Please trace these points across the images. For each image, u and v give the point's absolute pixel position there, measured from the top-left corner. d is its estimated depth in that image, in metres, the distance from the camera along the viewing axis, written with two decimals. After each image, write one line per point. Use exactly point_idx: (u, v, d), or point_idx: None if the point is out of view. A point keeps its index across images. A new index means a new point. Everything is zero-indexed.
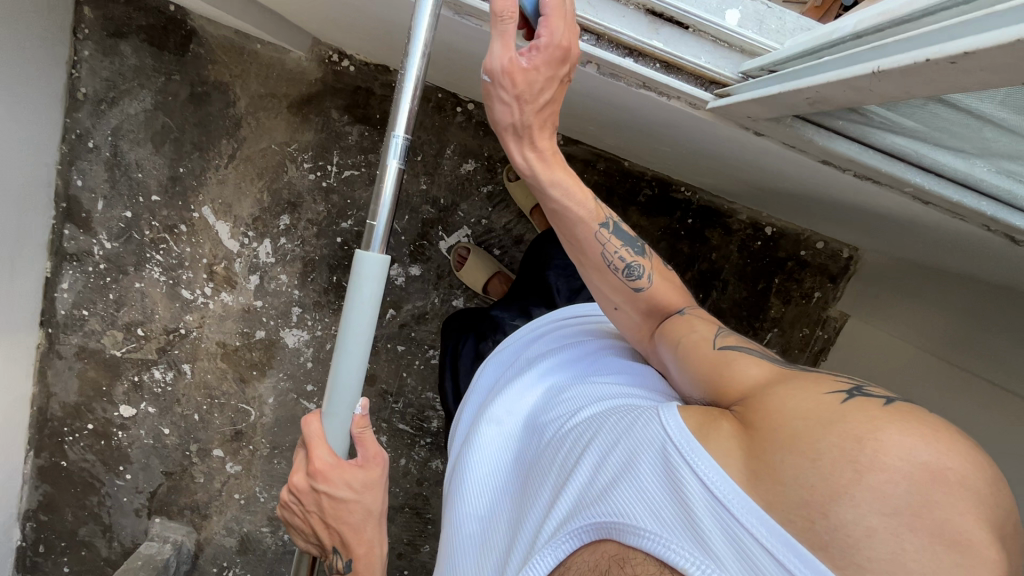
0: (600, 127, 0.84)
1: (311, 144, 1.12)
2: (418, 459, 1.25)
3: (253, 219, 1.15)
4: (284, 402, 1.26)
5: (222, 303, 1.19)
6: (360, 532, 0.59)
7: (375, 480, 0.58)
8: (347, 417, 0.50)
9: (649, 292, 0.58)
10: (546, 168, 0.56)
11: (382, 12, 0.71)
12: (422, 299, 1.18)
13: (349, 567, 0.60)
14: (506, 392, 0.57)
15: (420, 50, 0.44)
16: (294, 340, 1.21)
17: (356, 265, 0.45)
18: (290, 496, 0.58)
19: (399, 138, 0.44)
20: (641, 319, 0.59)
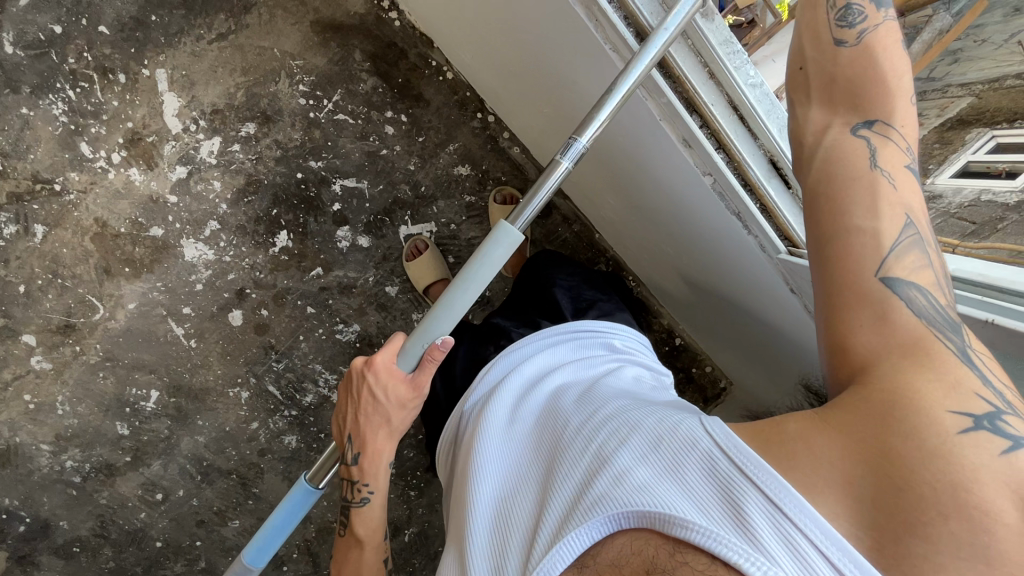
0: (621, 205, 0.91)
1: (318, 70, 1.03)
2: (272, 429, 1.14)
3: (212, 110, 1.02)
4: (145, 314, 1.07)
5: (126, 178, 1.01)
6: (375, 432, 0.61)
7: (407, 396, 0.60)
8: (432, 337, 0.59)
9: (849, 53, 0.50)
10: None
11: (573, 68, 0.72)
12: (357, 271, 1.11)
13: (356, 461, 0.62)
14: (534, 390, 0.60)
15: (625, 90, 0.53)
16: (192, 255, 1.06)
17: (492, 231, 0.55)
18: (338, 395, 0.65)
19: (580, 144, 0.54)
20: (817, 96, 0.52)
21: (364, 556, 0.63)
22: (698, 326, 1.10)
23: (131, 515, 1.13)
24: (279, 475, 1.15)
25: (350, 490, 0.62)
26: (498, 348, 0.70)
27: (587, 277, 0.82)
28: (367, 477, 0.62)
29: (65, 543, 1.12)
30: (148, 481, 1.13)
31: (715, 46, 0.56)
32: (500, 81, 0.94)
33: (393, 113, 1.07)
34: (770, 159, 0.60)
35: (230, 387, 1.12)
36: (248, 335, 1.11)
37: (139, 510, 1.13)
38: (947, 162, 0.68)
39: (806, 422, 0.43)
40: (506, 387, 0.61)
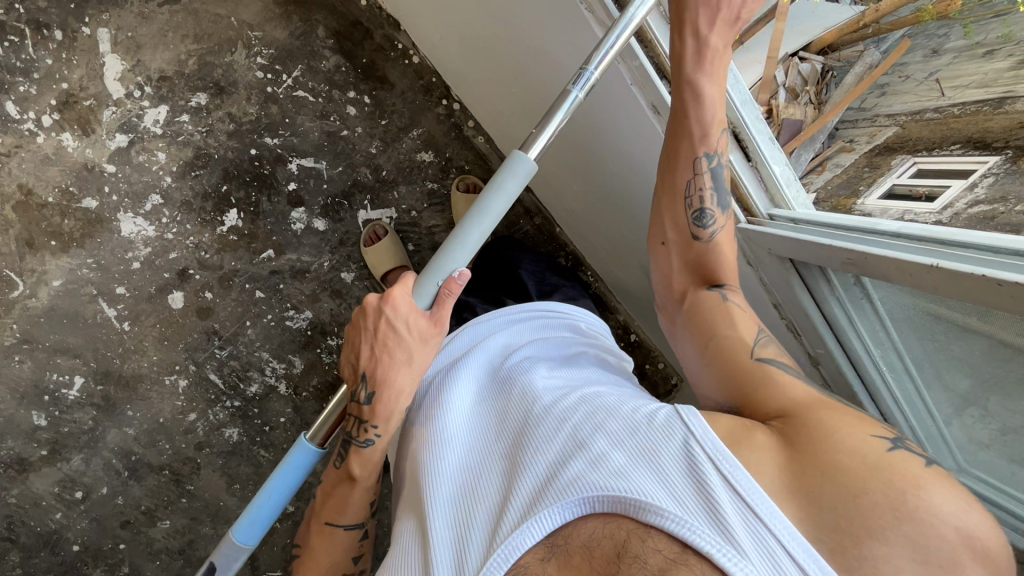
0: (583, 192, 0.94)
1: (278, 44, 1.00)
2: (212, 422, 1.07)
3: (159, 77, 0.97)
4: (72, 293, 0.99)
5: (57, 143, 0.95)
6: (391, 372, 0.58)
7: (424, 330, 0.58)
8: (447, 271, 0.56)
9: (701, 247, 0.58)
10: (693, 67, 0.54)
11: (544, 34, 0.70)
12: (312, 255, 1.07)
13: (369, 401, 0.58)
14: (502, 370, 0.59)
15: (607, 54, 0.53)
16: (130, 231, 0.99)
17: (507, 160, 0.55)
18: (349, 332, 0.62)
19: (589, 73, 0.54)
20: (678, 268, 0.59)
21: (354, 497, 0.61)
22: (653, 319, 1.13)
23: (44, 516, 1.03)
24: (218, 470, 1.08)
25: (357, 429, 0.59)
26: (460, 319, 0.70)
27: (551, 265, 0.82)
28: (380, 417, 0.59)
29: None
30: (66, 478, 1.03)
31: None
32: (468, 61, 0.93)
33: (356, 94, 1.04)
34: (732, 130, 0.61)
35: (165, 374, 1.04)
36: (189, 319, 1.04)
37: (54, 510, 1.03)
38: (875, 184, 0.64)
39: (768, 430, 0.45)
40: (473, 364, 0.60)
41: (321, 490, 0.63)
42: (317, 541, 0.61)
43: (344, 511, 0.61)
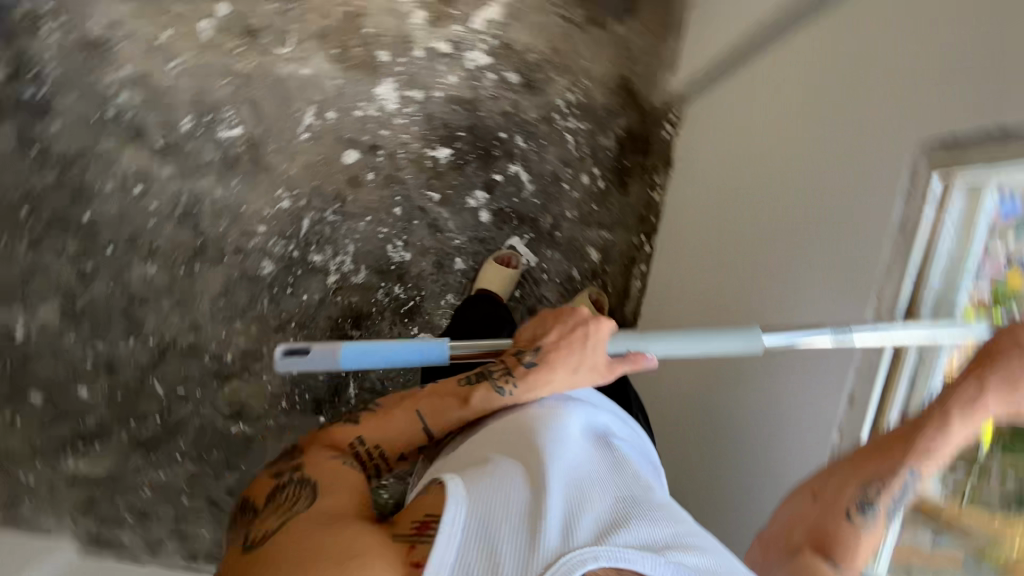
0: (686, 392, 0.98)
1: (593, 102, 1.14)
2: (272, 247, 1.19)
3: (507, 43, 1.12)
4: (303, 86, 1.10)
5: (409, 12, 1.08)
6: (558, 364, 0.69)
7: (599, 363, 0.69)
8: (652, 351, 0.68)
9: (845, 525, 0.64)
10: (954, 410, 0.63)
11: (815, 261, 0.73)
12: (450, 228, 1.23)
13: (527, 365, 0.69)
14: (610, 443, 0.66)
15: (879, 333, 0.60)
16: (382, 93, 1.12)
17: (744, 330, 0.67)
18: (536, 317, 0.74)
19: (847, 335, 0.61)
20: (809, 528, 0.65)
21: (452, 416, 0.69)
22: None
23: (96, 177, 1.07)
24: (236, 276, 1.18)
25: (501, 373, 0.69)
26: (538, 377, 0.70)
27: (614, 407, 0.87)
28: (523, 381, 0.68)
29: (18, 137, 1.02)
30: (146, 171, 1.09)
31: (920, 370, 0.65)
32: (704, 229, 1.00)
33: (599, 175, 1.17)
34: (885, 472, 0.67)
35: (283, 188, 1.15)
36: (342, 176, 1.17)
37: (108, 181, 1.08)
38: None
39: None
40: (586, 422, 0.67)
41: (422, 390, 0.72)
42: (395, 417, 0.70)
43: (438, 419, 0.69)
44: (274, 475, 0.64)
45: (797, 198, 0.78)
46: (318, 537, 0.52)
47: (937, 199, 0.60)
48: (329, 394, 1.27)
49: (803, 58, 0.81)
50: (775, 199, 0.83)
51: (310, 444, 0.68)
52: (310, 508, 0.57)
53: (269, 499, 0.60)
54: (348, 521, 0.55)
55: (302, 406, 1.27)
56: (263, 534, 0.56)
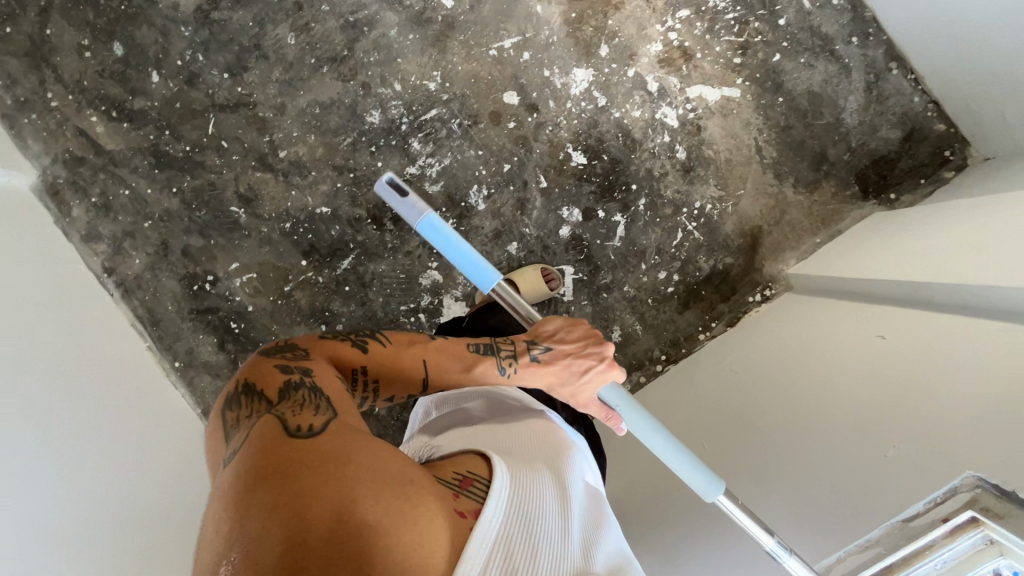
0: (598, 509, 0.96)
1: (719, 225, 1.16)
2: (390, 105, 1.17)
3: (697, 126, 1.14)
4: (525, 18, 1.13)
5: (648, 39, 1.13)
6: (553, 376, 0.70)
7: (581, 395, 0.72)
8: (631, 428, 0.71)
9: None
10: None
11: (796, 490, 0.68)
12: (531, 219, 1.17)
13: (528, 359, 0.70)
14: (602, 508, 0.65)
15: None
16: (575, 75, 1.14)
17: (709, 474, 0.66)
18: (557, 320, 0.73)
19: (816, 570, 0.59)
20: None
21: (453, 377, 0.69)
22: None
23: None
24: (343, 102, 1.17)
25: (505, 350, 0.70)
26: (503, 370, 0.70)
27: None
28: (521, 371, 0.70)
29: None
30: None
31: None
32: (716, 386, 0.97)
33: (674, 281, 1.17)
34: None
35: (439, 74, 1.16)
36: (489, 105, 1.16)
37: None
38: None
39: None
40: (586, 479, 0.67)
41: (432, 340, 0.70)
42: (405, 356, 0.67)
43: (432, 378, 0.68)
44: (283, 370, 0.56)
45: (813, 440, 0.70)
46: (371, 467, 0.46)
47: (951, 526, 0.54)
48: (326, 250, 1.21)
49: (920, 319, 0.74)
50: (777, 430, 0.76)
51: (313, 350, 0.62)
52: (338, 423, 0.51)
53: (281, 397, 0.52)
54: (391, 453, 0.49)
55: (297, 240, 1.21)
56: (290, 438, 0.47)
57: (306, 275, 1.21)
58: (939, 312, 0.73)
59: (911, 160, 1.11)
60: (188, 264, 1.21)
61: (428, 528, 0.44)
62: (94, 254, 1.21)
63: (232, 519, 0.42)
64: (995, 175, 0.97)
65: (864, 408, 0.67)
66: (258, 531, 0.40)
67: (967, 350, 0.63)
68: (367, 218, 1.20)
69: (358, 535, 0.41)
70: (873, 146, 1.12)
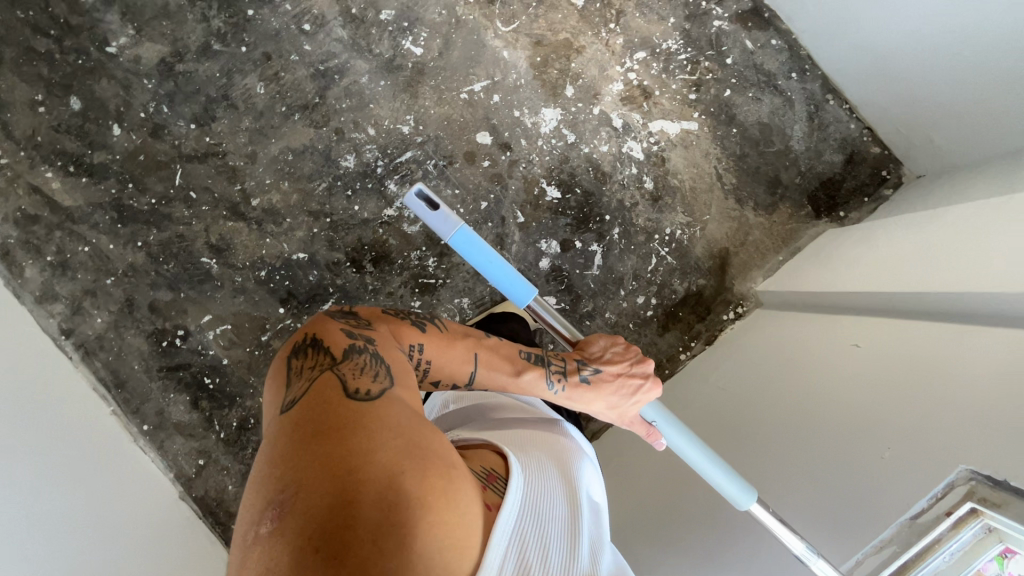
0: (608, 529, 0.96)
1: (689, 248, 1.22)
2: (367, 150, 1.18)
3: (661, 157, 1.22)
4: (492, 62, 1.19)
5: (610, 78, 1.20)
6: (600, 396, 0.71)
7: (625, 413, 0.73)
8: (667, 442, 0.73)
9: None
10: None
11: (806, 494, 0.71)
12: (511, 253, 1.20)
13: (578, 378, 0.70)
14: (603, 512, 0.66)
15: None
16: (544, 115, 1.20)
17: (743, 485, 0.69)
18: (604, 339, 0.74)
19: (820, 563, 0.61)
20: None
21: (502, 379, 0.67)
22: None
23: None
24: (317, 150, 1.18)
25: (557, 368, 0.70)
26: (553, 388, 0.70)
27: None
28: (570, 389, 0.70)
29: None
30: (325, 21, 1.17)
31: None
32: (712, 401, 1.00)
33: (650, 305, 1.22)
34: None
35: (412, 117, 1.18)
36: (462, 146, 1.19)
37: (290, 5, 1.16)
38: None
39: None
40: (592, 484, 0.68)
41: (488, 339, 0.69)
42: (460, 345, 0.66)
43: (484, 374, 0.67)
44: (350, 334, 0.57)
45: (818, 440, 0.74)
46: (411, 438, 0.47)
47: (953, 519, 0.57)
48: (305, 296, 1.18)
49: (909, 328, 0.77)
50: (775, 443, 0.80)
51: (378, 320, 0.62)
52: (393, 391, 0.52)
53: (346, 355, 0.53)
54: (435, 430, 0.50)
55: (273, 288, 1.18)
56: (349, 399, 0.48)
57: (284, 322, 1.18)
58: (927, 321, 0.76)
59: (856, 180, 1.22)
60: (156, 319, 1.16)
61: (462, 511, 0.45)
62: (50, 315, 1.14)
63: (278, 473, 0.44)
64: (930, 191, 1.07)
65: (868, 409, 0.71)
66: (305, 486, 0.42)
67: (962, 357, 0.66)
68: (346, 262, 1.19)
69: (400, 504, 0.42)
70: (820, 169, 1.22)
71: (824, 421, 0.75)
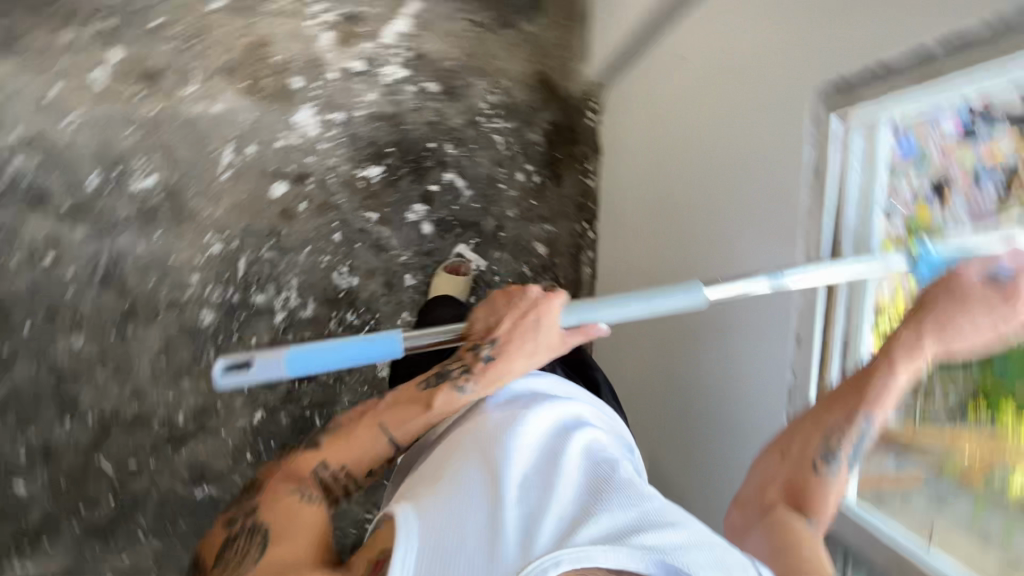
0: (650, 361, 0.97)
1: (512, 99, 1.17)
2: (211, 292, 1.11)
3: (418, 54, 1.12)
4: (215, 123, 1.07)
5: (312, 33, 1.08)
6: (516, 354, 0.69)
7: (549, 344, 0.69)
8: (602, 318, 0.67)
9: (816, 478, 0.60)
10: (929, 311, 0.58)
11: (736, 212, 0.76)
12: (398, 243, 1.18)
13: (485, 360, 0.69)
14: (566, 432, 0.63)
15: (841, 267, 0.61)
16: (299, 121, 1.10)
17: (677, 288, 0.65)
18: (493, 299, 0.74)
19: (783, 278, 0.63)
20: (777, 489, 0.61)
21: (416, 421, 0.70)
22: None
23: None
24: (175, 333, 1.10)
25: (457, 369, 0.70)
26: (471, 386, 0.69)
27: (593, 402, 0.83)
28: (484, 376, 0.69)
29: None
30: (57, 237, 1.03)
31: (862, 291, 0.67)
32: (638, 197, 1.03)
33: (531, 171, 1.19)
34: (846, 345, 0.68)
35: (212, 233, 1.09)
36: (272, 212, 1.11)
37: (14, 255, 1.01)
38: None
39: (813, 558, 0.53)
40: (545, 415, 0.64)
41: (384, 401, 0.73)
42: (354, 435, 0.70)
43: (403, 424, 0.70)
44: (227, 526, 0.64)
45: (719, 165, 0.79)
46: None
47: (841, 138, 0.63)
48: (295, 435, 1.18)
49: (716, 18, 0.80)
50: (696, 189, 0.84)
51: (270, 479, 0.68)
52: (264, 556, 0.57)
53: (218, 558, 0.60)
54: None
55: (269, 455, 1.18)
56: None
57: None
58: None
59: None
60: None
61: None
62: None
63: None
64: None
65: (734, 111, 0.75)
66: None
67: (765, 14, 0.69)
68: (301, 379, 1.18)
69: None
70: None
71: (713, 146, 0.80)
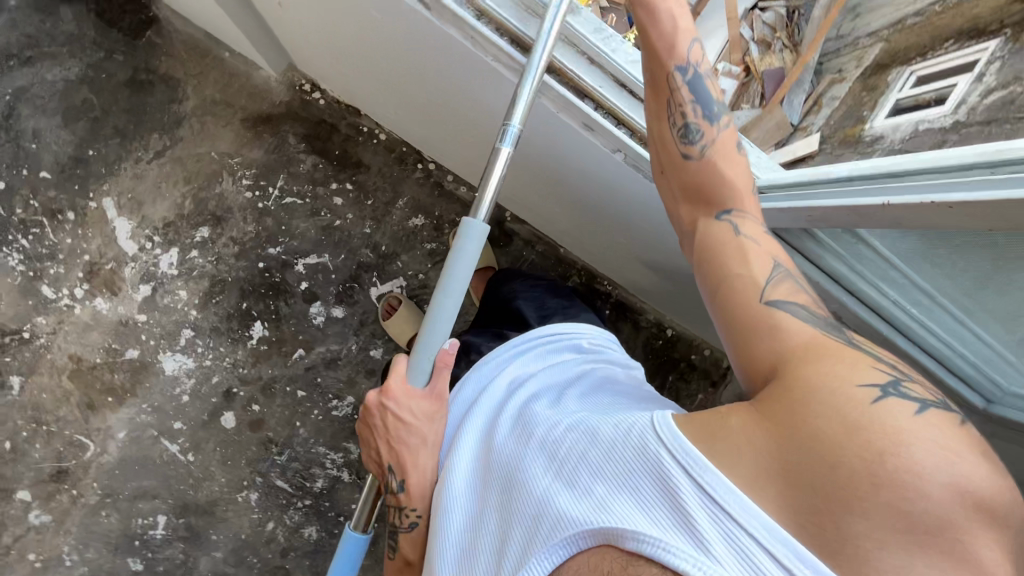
0: (561, 210, 0.92)
1: (257, 162, 1.09)
2: (289, 525, 1.09)
3: (164, 224, 1.06)
4: (137, 439, 1.06)
5: (92, 310, 1.05)
6: (415, 454, 0.59)
7: (430, 420, 0.60)
8: (431, 356, 0.58)
9: (694, 166, 0.52)
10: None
11: (449, 71, 0.72)
12: (338, 344, 1.11)
13: (401, 488, 0.59)
14: (486, 420, 0.58)
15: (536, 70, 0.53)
16: (173, 368, 1.07)
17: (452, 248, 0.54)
18: (363, 433, 0.65)
19: (514, 128, 0.54)
20: (681, 199, 0.53)
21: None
22: (686, 312, 1.06)
23: None
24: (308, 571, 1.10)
25: (397, 518, 0.59)
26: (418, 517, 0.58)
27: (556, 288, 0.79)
28: (416, 498, 0.58)
29: None
30: None
31: (589, 35, 0.59)
32: (410, 118, 0.97)
33: (338, 184, 1.10)
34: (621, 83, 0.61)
35: (241, 489, 1.08)
36: (245, 436, 1.08)
37: None
38: (879, 106, 0.84)
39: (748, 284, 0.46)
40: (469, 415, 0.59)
41: None
42: None
43: None
44: None
45: (402, 55, 0.75)
46: None
47: None
48: None
49: None
50: (418, 84, 0.81)
51: None
52: None
53: None
54: None
55: None
56: None
57: None
58: None
59: None
60: None
61: None
62: None
63: None
64: None
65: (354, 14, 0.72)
66: None
67: None
68: None
69: None
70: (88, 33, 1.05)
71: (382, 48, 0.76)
